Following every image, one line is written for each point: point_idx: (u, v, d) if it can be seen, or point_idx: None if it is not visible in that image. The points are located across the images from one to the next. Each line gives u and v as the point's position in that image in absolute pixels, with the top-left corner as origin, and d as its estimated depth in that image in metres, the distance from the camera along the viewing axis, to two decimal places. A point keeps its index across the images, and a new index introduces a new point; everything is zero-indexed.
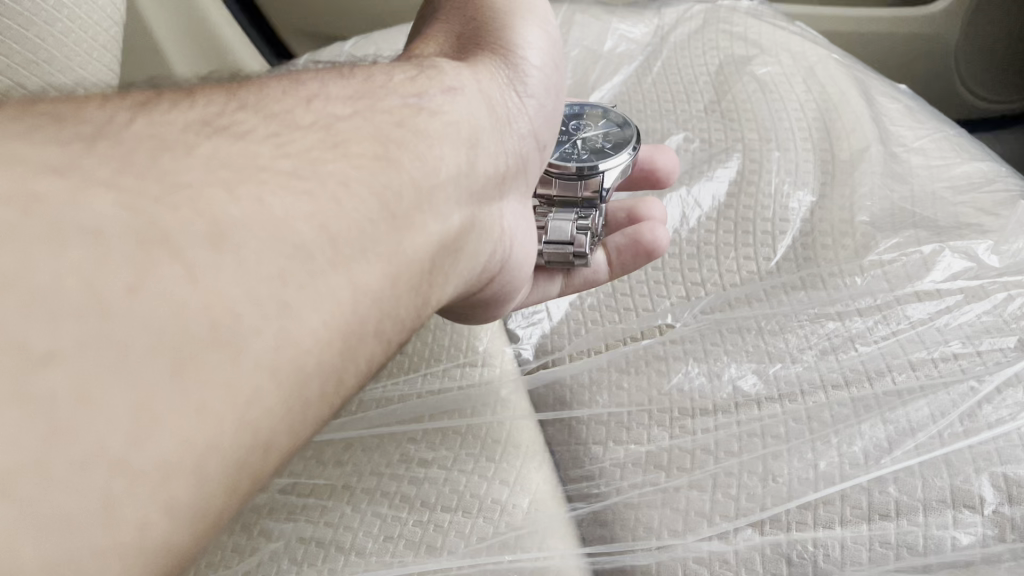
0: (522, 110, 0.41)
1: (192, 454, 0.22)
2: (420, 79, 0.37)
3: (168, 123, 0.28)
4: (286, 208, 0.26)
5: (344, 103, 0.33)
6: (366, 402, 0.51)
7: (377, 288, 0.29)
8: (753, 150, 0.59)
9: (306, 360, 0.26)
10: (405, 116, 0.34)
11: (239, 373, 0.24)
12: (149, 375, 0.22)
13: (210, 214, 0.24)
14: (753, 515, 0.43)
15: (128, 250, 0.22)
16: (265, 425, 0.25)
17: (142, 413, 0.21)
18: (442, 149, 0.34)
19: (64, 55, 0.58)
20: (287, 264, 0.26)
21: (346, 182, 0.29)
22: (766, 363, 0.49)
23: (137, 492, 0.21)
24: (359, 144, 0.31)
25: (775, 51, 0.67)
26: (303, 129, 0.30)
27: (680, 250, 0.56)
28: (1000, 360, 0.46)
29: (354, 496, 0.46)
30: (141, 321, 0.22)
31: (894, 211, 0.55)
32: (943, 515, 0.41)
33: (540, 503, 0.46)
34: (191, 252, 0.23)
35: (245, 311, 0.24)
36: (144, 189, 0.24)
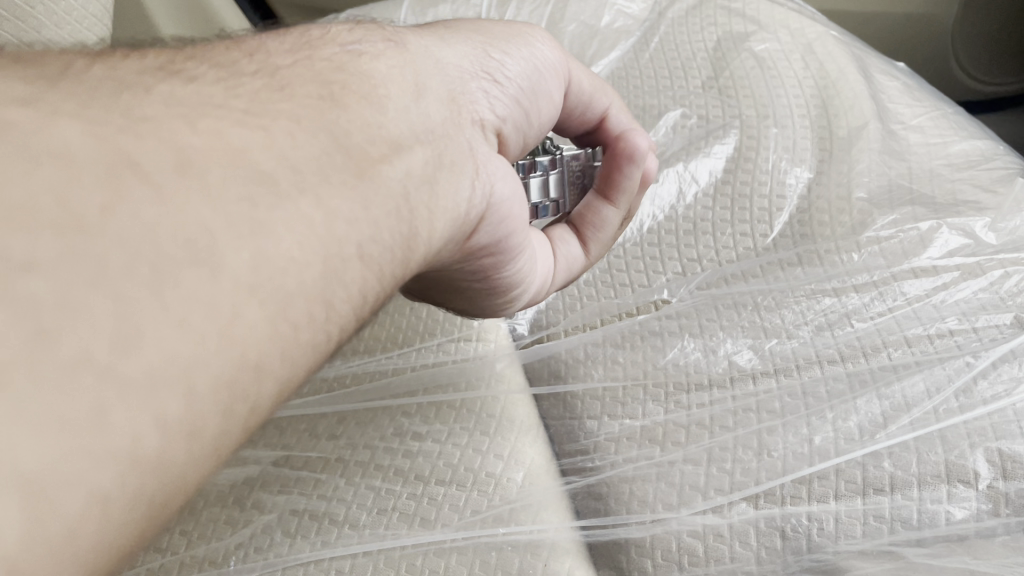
0: (483, 71, 0.39)
1: (181, 370, 0.20)
2: (358, 30, 0.35)
3: (127, 59, 0.26)
4: (248, 140, 0.25)
5: (285, 56, 0.31)
6: (359, 376, 0.51)
7: (351, 214, 0.27)
8: (751, 127, 0.59)
9: (284, 283, 0.24)
10: (343, 61, 0.32)
11: (220, 290, 0.21)
12: (126, 286, 0.19)
13: (175, 142, 0.22)
14: (747, 490, 0.43)
15: (96, 168, 0.20)
16: (253, 348, 0.22)
17: (124, 324, 0.19)
18: (390, 87, 0.32)
19: (53, 24, 0.57)
20: (254, 189, 0.24)
21: (296, 120, 0.27)
22: (762, 339, 0.49)
23: (126, 402, 0.19)
24: (303, 87, 0.29)
25: (773, 27, 0.66)
26: (252, 75, 0.28)
27: (677, 226, 0.55)
28: (997, 336, 0.46)
29: (348, 469, 0.46)
30: (117, 233, 0.20)
31: (892, 187, 0.55)
32: (937, 490, 0.41)
33: (534, 477, 0.46)
34: (157, 171, 0.21)
35: (219, 230, 0.22)
36: (107, 120, 0.22)
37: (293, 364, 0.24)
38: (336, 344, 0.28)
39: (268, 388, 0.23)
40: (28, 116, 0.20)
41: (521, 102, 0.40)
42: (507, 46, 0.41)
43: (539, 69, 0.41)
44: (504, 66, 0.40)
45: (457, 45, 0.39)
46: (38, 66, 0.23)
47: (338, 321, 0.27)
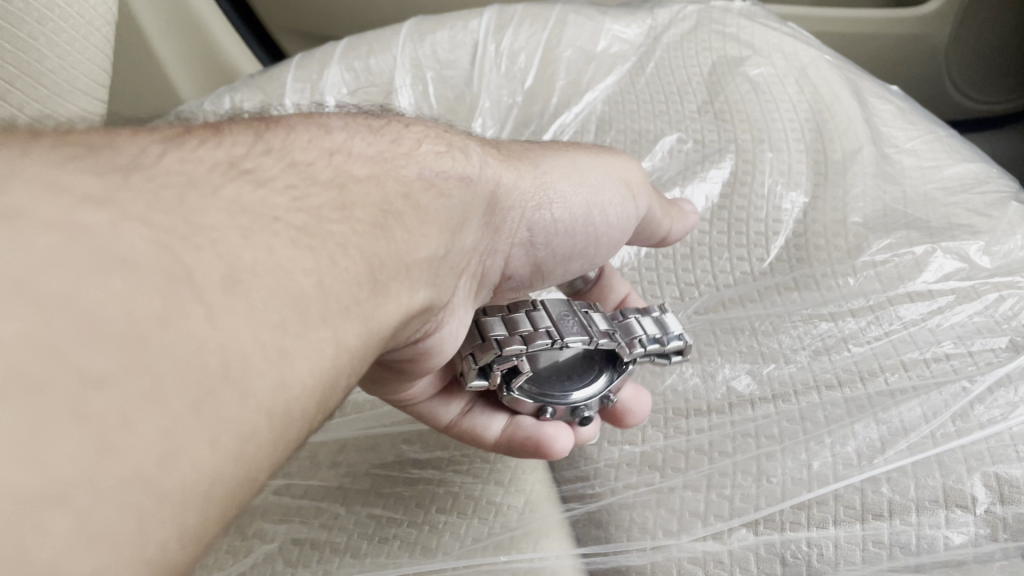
0: (527, 223, 0.40)
1: (205, 488, 0.19)
2: (444, 154, 0.35)
3: (204, 146, 0.26)
4: (291, 263, 0.24)
5: (364, 163, 0.31)
6: (360, 403, 0.51)
7: (359, 326, 0.26)
8: (746, 151, 0.59)
9: (296, 409, 0.22)
10: (416, 189, 0.33)
11: (248, 411, 0.20)
12: (176, 401, 0.18)
13: (229, 257, 0.22)
14: (747, 515, 0.43)
15: (153, 273, 0.20)
16: (262, 468, 0.21)
17: (172, 438, 0.18)
18: (428, 229, 0.32)
19: (55, 55, 0.56)
20: (288, 315, 0.23)
21: (345, 246, 0.27)
22: (761, 364, 0.49)
23: (159, 524, 0.18)
24: (363, 210, 0.29)
25: (768, 51, 0.67)
26: (327, 184, 0.28)
27: (675, 250, 0.55)
28: (991, 361, 0.47)
29: (350, 497, 0.46)
30: (174, 347, 0.19)
31: (885, 211, 0.56)
32: (935, 515, 0.41)
33: (535, 504, 0.45)
34: (206, 288, 0.21)
35: (255, 352, 0.21)
36: (171, 226, 0.21)
37: (304, 431, 0.24)
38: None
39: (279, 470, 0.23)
40: (98, 215, 0.20)
41: (540, 267, 0.43)
42: (575, 204, 0.41)
43: (590, 232, 0.43)
44: (550, 231, 0.41)
45: (527, 182, 0.39)
46: (111, 151, 0.23)
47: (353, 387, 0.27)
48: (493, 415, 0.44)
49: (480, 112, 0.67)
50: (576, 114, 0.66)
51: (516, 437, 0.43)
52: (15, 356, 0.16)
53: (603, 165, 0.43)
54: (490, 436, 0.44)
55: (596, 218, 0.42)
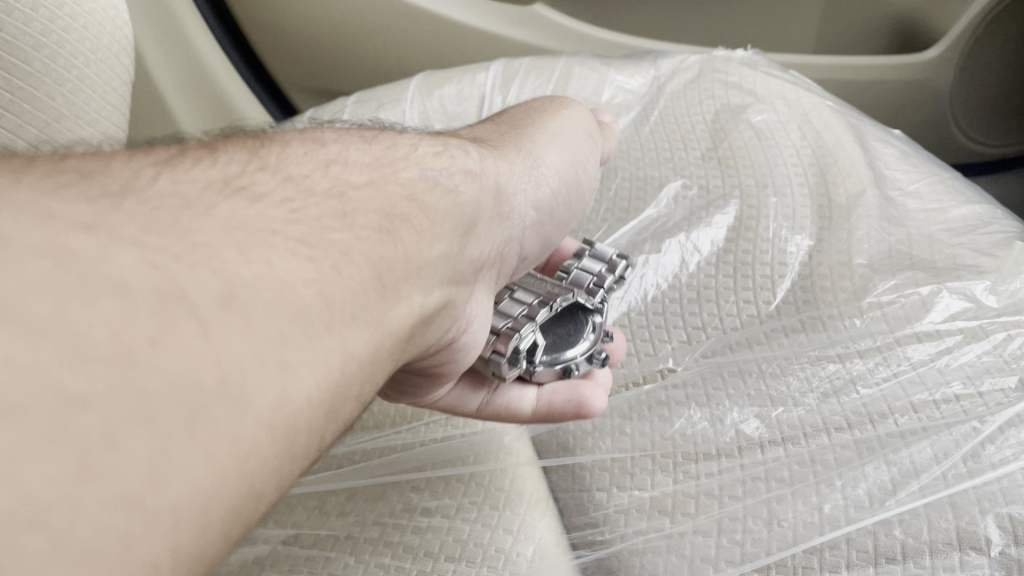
0: (533, 203, 0.42)
1: (201, 501, 0.21)
2: (442, 155, 0.38)
3: (199, 165, 0.28)
4: (292, 279, 0.26)
5: (361, 171, 0.34)
6: (369, 452, 0.51)
7: (361, 341, 0.28)
8: (750, 196, 0.60)
9: (298, 420, 0.25)
10: (417, 188, 0.35)
11: (244, 426, 0.23)
12: (160, 420, 0.21)
13: (225, 274, 0.24)
14: (759, 561, 0.42)
15: (149, 292, 0.22)
16: (259, 478, 0.24)
17: (159, 457, 0.20)
18: (439, 229, 0.35)
19: (72, 115, 0.57)
20: (288, 326, 0.25)
21: (347, 252, 0.29)
22: (769, 407, 0.49)
23: (150, 532, 0.20)
24: (365, 215, 0.31)
25: (770, 99, 0.68)
26: (324, 195, 0.31)
27: (681, 294, 0.56)
28: (1002, 401, 0.46)
29: (358, 546, 0.46)
30: (161, 367, 0.21)
31: (891, 253, 0.56)
32: (949, 558, 0.40)
33: (544, 551, 0.45)
34: (201, 304, 0.23)
35: (251, 365, 0.24)
36: (165, 246, 0.23)
37: (301, 452, 0.26)
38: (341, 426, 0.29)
39: (274, 487, 0.25)
40: (91, 238, 0.22)
41: (548, 241, 0.45)
42: (563, 171, 0.44)
43: (574, 196, 0.46)
44: (552, 204, 0.44)
45: (522, 166, 0.42)
46: (103, 174, 0.25)
47: (346, 413, 0.28)
48: (521, 387, 0.49)
49: None
50: None
51: (552, 404, 0.48)
52: (5, 382, 0.18)
53: (566, 122, 0.47)
54: (524, 407, 0.48)
55: (575, 180, 0.46)
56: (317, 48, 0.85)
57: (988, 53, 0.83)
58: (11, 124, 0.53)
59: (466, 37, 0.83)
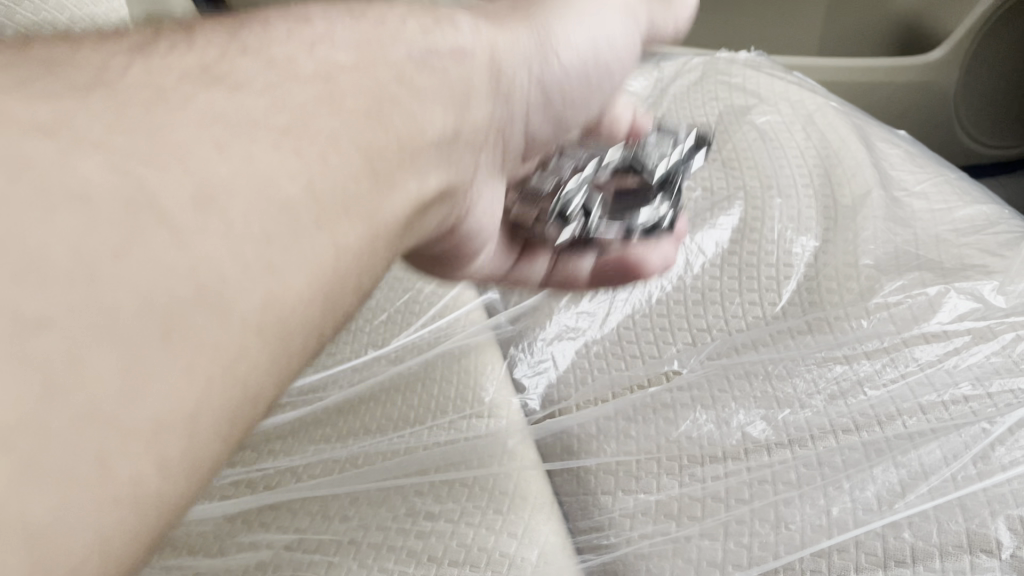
0: (537, 73, 0.40)
1: (161, 465, 0.18)
2: (433, 30, 0.35)
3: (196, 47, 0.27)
4: (274, 181, 0.23)
5: (348, 54, 0.30)
6: (371, 457, 0.51)
7: (352, 222, 0.26)
8: (754, 197, 0.60)
9: (290, 315, 0.23)
10: (407, 71, 0.32)
11: (227, 334, 0.20)
12: (119, 359, 0.18)
13: (199, 172, 0.21)
14: (766, 564, 0.42)
15: (113, 210, 0.19)
16: (233, 428, 0.21)
17: (132, 375, 0.18)
18: (432, 103, 0.33)
19: None
20: (274, 224, 0.23)
21: (336, 140, 0.26)
22: (775, 409, 0.48)
23: (126, 454, 0.18)
24: (357, 106, 0.29)
25: (774, 100, 0.67)
26: (321, 79, 0.29)
27: (685, 297, 0.56)
28: (1011, 402, 0.46)
29: (360, 551, 0.45)
30: (121, 297, 0.18)
31: (898, 253, 0.55)
32: (960, 561, 0.40)
33: (550, 555, 0.45)
34: (168, 222, 0.20)
35: (231, 265, 0.21)
36: (134, 147, 0.21)
37: None
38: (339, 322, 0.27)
39: None
40: (48, 141, 0.19)
41: (560, 113, 0.43)
42: (582, 47, 0.42)
43: (597, 62, 0.43)
44: (563, 74, 0.41)
45: (528, 38, 0.39)
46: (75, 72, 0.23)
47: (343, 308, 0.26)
48: None
49: None
50: None
51: None
52: None
53: None
54: None
55: (609, 38, 0.43)
56: None
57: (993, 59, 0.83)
58: None
59: None
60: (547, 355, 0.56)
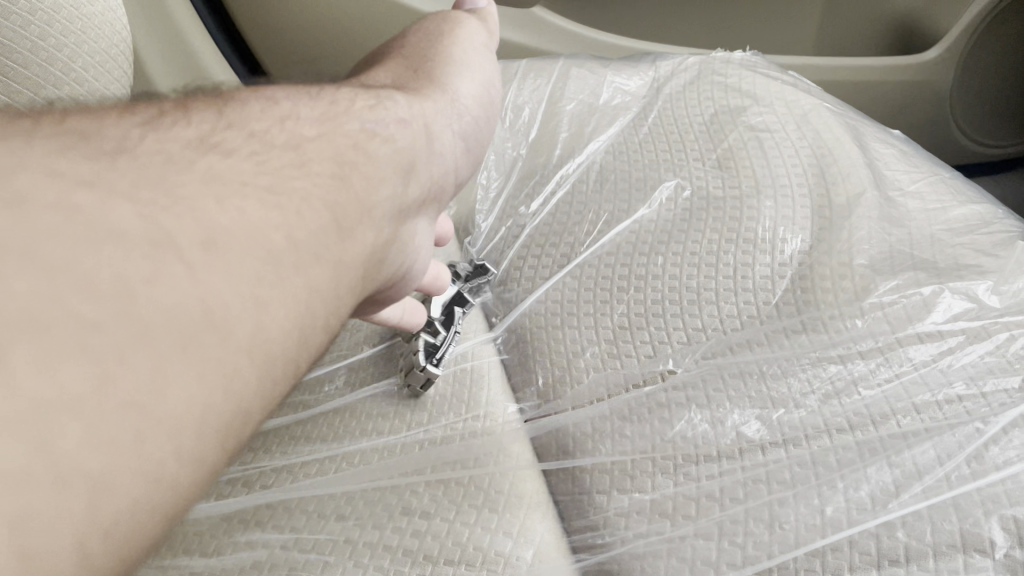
0: (458, 134, 0.42)
1: (73, 523, 0.21)
2: (378, 106, 0.37)
3: (175, 126, 0.29)
4: (202, 266, 0.25)
5: (313, 125, 0.34)
6: (366, 455, 0.51)
7: (289, 295, 0.28)
8: (749, 197, 0.60)
9: (223, 360, 0.25)
10: (361, 140, 0.35)
11: (149, 379, 0.23)
12: (32, 433, 0.20)
13: (129, 232, 0.24)
14: (760, 564, 0.42)
15: (38, 289, 0.22)
16: (150, 490, 0.23)
17: (50, 418, 0.21)
18: (382, 175, 0.35)
19: None
20: (205, 276, 0.25)
21: (278, 201, 0.29)
22: (769, 409, 0.48)
23: (42, 486, 0.20)
24: (318, 166, 0.32)
25: (769, 100, 0.67)
26: (283, 147, 0.31)
27: (681, 296, 0.55)
28: (1005, 402, 0.46)
29: (356, 550, 0.46)
30: (41, 377, 0.21)
31: (892, 253, 0.55)
32: (953, 560, 0.40)
33: (544, 554, 0.45)
34: (92, 306, 0.22)
35: (154, 320, 0.23)
36: (72, 212, 0.24)
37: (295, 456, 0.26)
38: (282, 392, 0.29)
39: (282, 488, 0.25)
40: None
41: (475, 164, 0.45)
42: (478, 102, 0.44)
43: (490, 109, 0.46)
44: (472, 131, 0.44)
45: (445, 104, 0.42)
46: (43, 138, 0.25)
47: (283, 380, 0.28)
48: None
49: (485, 165, 0.68)
50: (578, 164, 0.66)
51: None
52: None
53: (476, 31, 0.47)
54: None
55: (488, 87, 0.46)
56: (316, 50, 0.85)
57: (990, 56, 0.83)
58: None
59: None
60: (538, 362, 0.56)
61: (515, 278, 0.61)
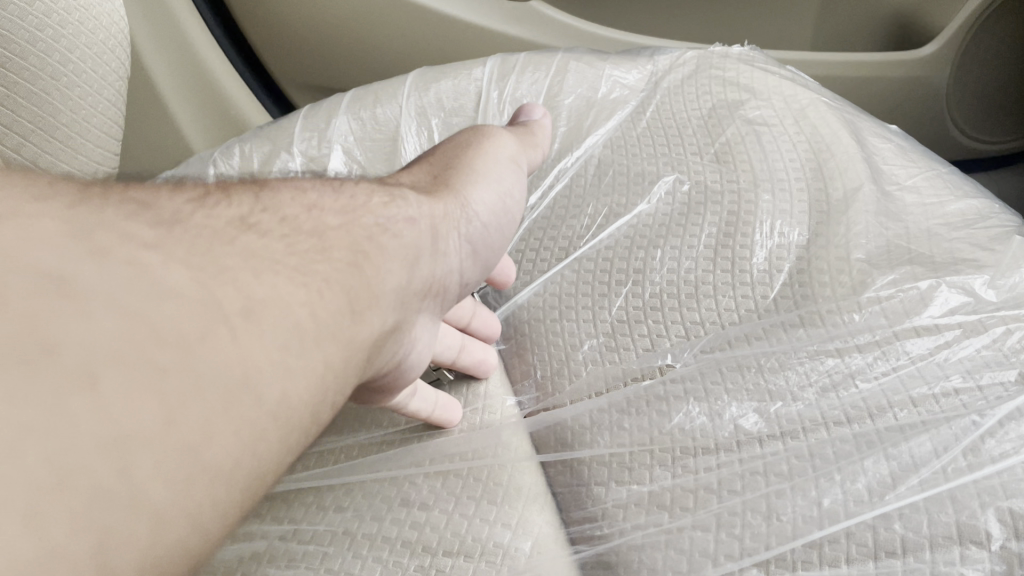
0: (467, 239, 0.42)
1: (134, 553, 0.22)
2: (393, 202, 0.37)
3: (220, 206, 0.31)
4: (244, 331, 0.27)
5: (337, 214, 0.34)
6: (367, 448, 0.51)
7: (309, 369, 0.28)
8: (746, 191, 0.60)
9: (264, 423, 0.26)
10: (375, 232, 0.35)
11: (208, 427, 0.24)
12: (110, 462, 0.22)
13: (193, 291, 0.26)
14: (758, 555, 0.43)
15: (119, 333, 0.23)
16: (196, 537, 0.24)
17: (128, 451, 0.22)
18: (393, 266, 0.34)
19: (69, 109, 0.57)
20: (259, 338, 0.27)
21: (307, 278, 0.30)
22: (767, 402, 0.49)
23: (116, 515, 0.22)
24: (338, 250, 0.32)
25: (767, 94, 0.68)
26: (308, 233, 0.32)
27: (679, 290, 0.55)
28: (1001, 395, 0.46)
29: (355, 541, 0.46)
30: (122, 411, 0.22)
31: (889, 248, 0.56)
32: (949, 551, 0.40)
33: (543, 546, 0.46)
34: (164, 354, 0.24)
35: (216, 371, 0.25)
36: (144, 269, 0.26)
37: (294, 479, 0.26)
38: (294, 454, 0.29)
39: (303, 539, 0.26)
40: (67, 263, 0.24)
41: (485, 271, 0.45)
42: (493, 208, 0.44)
43: (510, 214, 0.46)
44: (482, 241, 0.43)
45: (455, 207, 0.41)
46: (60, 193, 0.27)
47: (296, 445, 0.29)
48: None
49: None
50: (576, 159, 0.66)
51: None
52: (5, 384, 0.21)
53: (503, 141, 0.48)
54: None
55: (511, 189, 0.46)
56: (314, 44, 0.84)
57: (987, 53, 0.84)
58: (8, 118, 0.53)
59: (461, 32, 0.82)
60: (537, 356, 0.56)
61: (514, 272, 0.61)
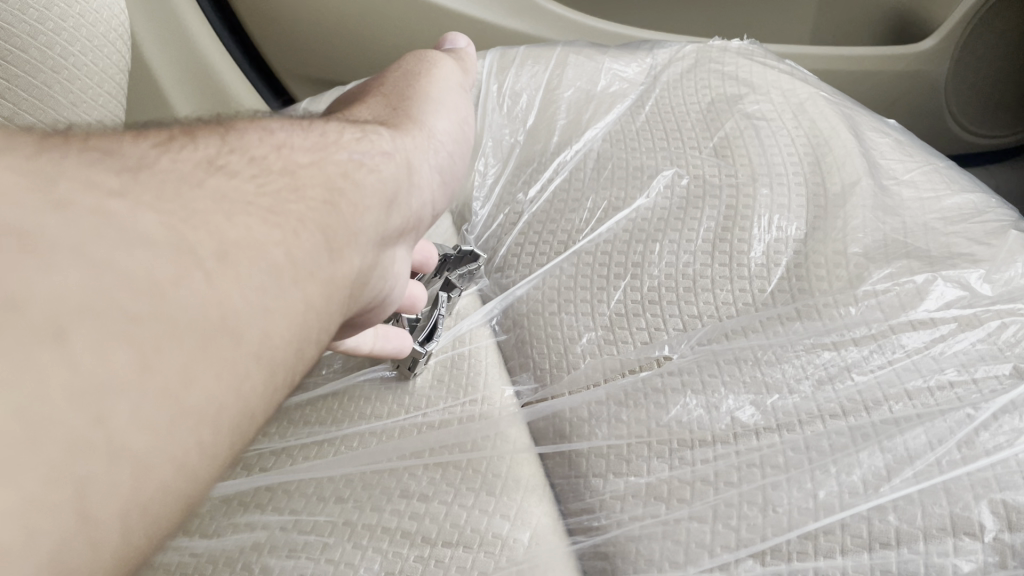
0: (436, 168, 0.42)
1: (119, 499, 0.22)
2: (364, 139, 0.37)
3: (186, 149, 0.30)
4: (219, 275, 0.26)
5: (307, 153, 0.34)
6: (365, 439, 0.51)
7: (290, 307, 0.28)
8: (744, 185, 0.60)
9: (242, 366, 0.26)
10: (349, 168, 0.34)
11: (185, 375, 0.23)
12: (85, 412, 0.21)
13: (159, 238, 0.25)
14: (754, 546, 0.43)
15: (86, 282, 0.22)
16: (179, 481, 0.24)
17: (103, 402, 0.21)
18: (369, 203, 0.34)
19: (69, 102, 0.57)
20: (230, 284, 0.26)
21: (280, 221, 0.29)
22: (764, 394, 0.49)
23: (95, 464, 0.21)
24: (313, 189, 0.32)
25: (765, 88, 0.68)
26: (279, 172, 0.31)
27: (676, 283, 0.56)
28: (996, 388, 0.47)
29: (355, 532, 0.46)
30: (96, 361, 0.21)
31: (886, 241, 0.56)
32: (942, 543, 0.41)
33: (541, 537, 0.46)
34: (133, 303, 0.23)
35: (188, 317, 0.24)
36: (107, 217, 0.24)
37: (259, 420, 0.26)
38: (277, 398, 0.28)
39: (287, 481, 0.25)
40: (25, 211, 0.23)
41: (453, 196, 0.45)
42: (453, 134, 0.44)
43: (467, 137, 0.46)
44: (450, 167, 0.43)
45: (423, 139, 0.41)
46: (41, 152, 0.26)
47: (276, 392, 0.28)
48: None
49: (483, 153, 0.68)
50: (576, 151, 0.66)
51: None
52: None
53: (448, 66, 0.48)
54: None
55: (463, 116, 0.46)
56: (312, 34, 0.84)
57: (984, 47, 0.84)
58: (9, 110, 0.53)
59: (459, 24, 0.82)
60: (535, 347, 0.56)
61: (513, 265, 0.61)
